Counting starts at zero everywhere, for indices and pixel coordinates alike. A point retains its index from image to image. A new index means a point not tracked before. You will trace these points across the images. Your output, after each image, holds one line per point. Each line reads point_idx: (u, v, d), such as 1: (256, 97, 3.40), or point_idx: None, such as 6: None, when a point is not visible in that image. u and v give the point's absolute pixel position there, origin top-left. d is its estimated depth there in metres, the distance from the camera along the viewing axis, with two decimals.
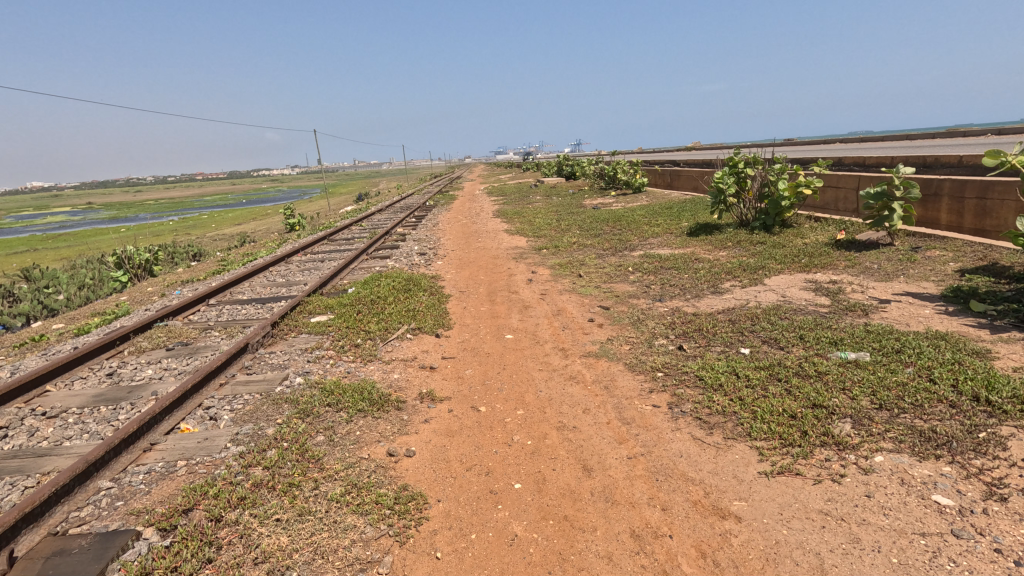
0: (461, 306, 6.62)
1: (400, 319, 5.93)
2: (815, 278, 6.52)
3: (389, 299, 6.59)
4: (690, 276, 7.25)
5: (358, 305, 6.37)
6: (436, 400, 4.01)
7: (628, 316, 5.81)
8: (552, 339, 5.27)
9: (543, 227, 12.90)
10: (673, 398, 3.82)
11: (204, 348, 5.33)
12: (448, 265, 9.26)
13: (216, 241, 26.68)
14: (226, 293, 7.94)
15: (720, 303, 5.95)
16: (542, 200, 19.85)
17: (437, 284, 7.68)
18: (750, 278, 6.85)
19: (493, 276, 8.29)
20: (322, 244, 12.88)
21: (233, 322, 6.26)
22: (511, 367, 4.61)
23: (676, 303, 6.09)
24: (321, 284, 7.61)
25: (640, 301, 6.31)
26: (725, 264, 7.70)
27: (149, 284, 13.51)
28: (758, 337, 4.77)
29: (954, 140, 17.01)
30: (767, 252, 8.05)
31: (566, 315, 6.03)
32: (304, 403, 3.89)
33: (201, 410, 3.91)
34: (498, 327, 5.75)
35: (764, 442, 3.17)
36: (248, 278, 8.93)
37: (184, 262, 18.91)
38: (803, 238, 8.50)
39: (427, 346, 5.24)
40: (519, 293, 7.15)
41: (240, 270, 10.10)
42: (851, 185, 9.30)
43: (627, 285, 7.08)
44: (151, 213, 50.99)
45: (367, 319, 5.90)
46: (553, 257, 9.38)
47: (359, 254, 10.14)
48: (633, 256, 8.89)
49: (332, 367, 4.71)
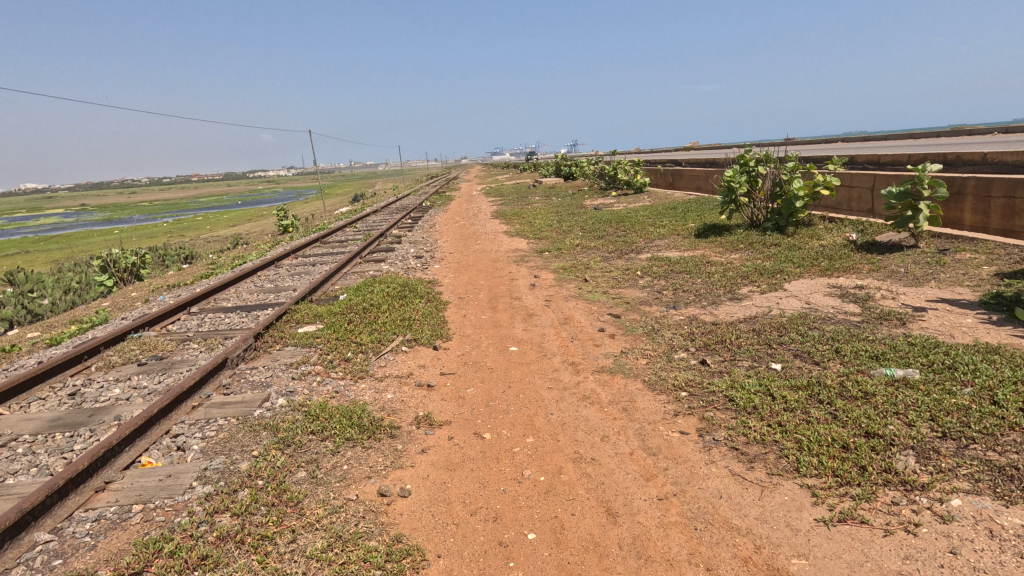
0: (460, 314, 6.17)
1: (394, 329, 5.48)
2: (839, 283, 6.10)
3: (383, 307, 6.14)
4: (703, 281, 6.82)
5: (350, 314, 5.91)
6: (434, 426, 3.56)
7: (641, 325, 5.37)
8: (560, 352, 4.82)
9: (544, 228, 12.45)
10: (703, 424, 3.38)
11: (180, 363, 4.86)
12: (447, 269, 8.81)
13: (208, 243, 26.11)
14: (210, 299, 7.46)
15: (740, 311, 5.52)
16: (541, 200, 19.38)
17: (434, 290, 7.22)
18: (768, 283, 6.42)
19: (494, 281, 7.84)
20: (315, 247, 12.41)
21: (215, 332, 5.79)
22: (518, 385, 4.17)
23: (693, 310, 5.66)
24: (311, 290, 7.13)
25: (653, 309, 5.87)
26: (740, 268, 7.27)
27: (135, 288, 12.98)
28: (788, 350, 4.34)
29: (962, 138, 16.62)
30: (783, 255, 7.62)
31: (574, 325, 5.59)
32: (284, 430, 3.43)
33: (167, 439, 3.45)
34: (500, 337, 5.30)
35: (816, 480, 2.74)
36: (235, 283, 8.45)
37: (175, 265, 18.40)
38: (820, 239, 8.09)
39: (423, 360, 4.79)
40: (522, 300, 6.71)
41: (227, 275, 9.61)
42: (867, 184, 8.90)
43: (637, 291, 6.63)
44: (143, 214, 50.18)
45: (359, 329, 5.45)
46: (555, 260, 8.93)
47: (352, 258, 9.67)
48: (641, 259, 8.45)
49: (319, 385, 4.25)
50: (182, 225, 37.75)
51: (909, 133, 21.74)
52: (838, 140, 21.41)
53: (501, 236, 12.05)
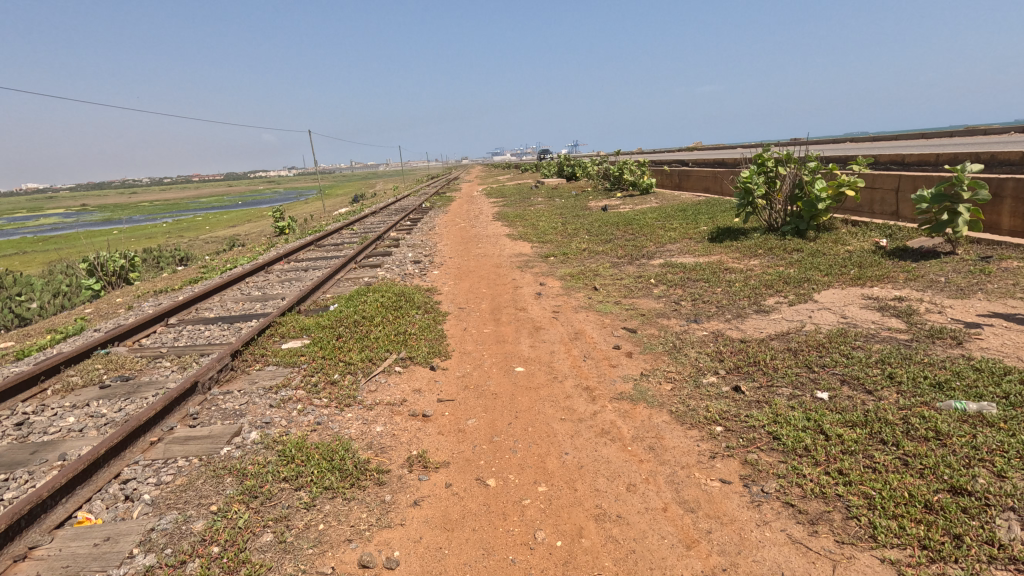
0: (460, 328, 5.66)
1: (388, 346, 4.96)
2: (875, 295, 5.58)
3: (376, 320, 5.61)
4: (724, 290, 6.28)
5: (339, 328, 5.38)
6: (430, 469, 3.04)
7: (661, 342, 4.85)
8: (573, 374, 4.30)
9: (549, 231, 11.91)
10: (748, 471, 2.85)
11: (147, 385, 4.34)
12: (447, 276, 8.30)
13: (205, 244, 25.56)
14: (192, 309, 6.94)
15: (770, 326, 5.00)
16: (544, 202, 18.85)
17: (433, 299, 6.71)
18: (796, 294, 5.90)
19: (497, 289, 7.34)
20: (309, 251, 11.87)
21: (190, 348, 5.26)
22: (526, 416, 3.65)
23: (717, 325, 5.14)
24: (299, 300, 6.61)
25: (672, 323, 5.36)
26: (761, 276, 6.76)
27: (124, 291, 12.48)
28: (833, 375, 3.82)
29: (978, 137, 16.10)
30: (807, 262, 7.10)
31: (586, 341, 5.07)
32: (253, 476, 2.91)
33: (115, 485, 2.93)
34: (505, 356, 4.79)
35: (899, 553, 2.21)
36: (220, 290, 7.92)
37: (169, 267, 17.91)
38: (845, 244, 7.56)
39: (419, 383, 4.28)
40: (528, 311, 6.19)
41: (215, 282, 9.10)
42: (891, 185, 8.48)
43: (653, 302, 6.12)
44: (142, 215, 49.70)
45: (349, 346, 4.92)
46: (562, 266, 8.40)
47: (347, 263, 9.16)
48: (654, 265, 7.92)
49: (299, 415, 3.73)
50: (179, 225, 37.18)
51: (918, 133, 21.18)
52: (848, 140, 20.94)
53: (503, 239, 11.55)
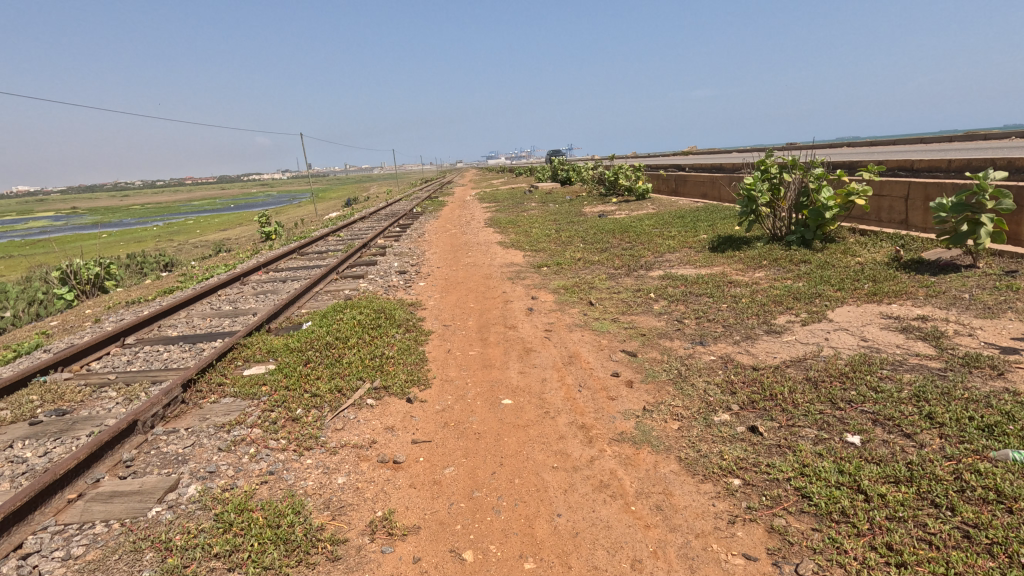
0: (444, 350, 5.17)
1: (360, 373, 4.45)
2: (895, 313, 5.14)
3: (350, 342, 5.10)
4: (730, 307, 5.81)
5: (308, 351, 4.86)
6: (397, 539, 2.55)
7: (664, 369, 4.38)
8: (566, 409, 3.81)
9: (542, 239, 11.42)
10: (776, 543, 2.37)
11: (83, 422, 3.81)
12: (433, 288, 7.80)
13: (191, 249, 24.85)
14: (154, 326, 6.40)
15: (783, 350, 4.54)
16: (537, 207, 18.38)
17: (416, 316, 6.22)
18: (808, 311, 5.45)
19: (486, 303, 6.86)
20: (291, 259, 11.30)
21: (142, 374, 4.73)
22: (512, 464, 3.16)
23: (725, 349, 4.66)
24: (270, 317, 6.09)
25: (675, 345, 4.89)
26: (769, 290, 6.31)
27: (97, 301, 11.87)
28: (863, 413, 3.36)
29: (976, 142, 15.79)
30: (816, 274, 6.65)
31: (580, 366, 4.59)
32: (180, 551, 2.40)
33: (12, 562, 2.41)
34: (491, 384, 4.30)
35: None
36: (189, 304, 7.39)
37: (151, 274, 17.27)
38: (856, 256, 7.12)
39: (393, 419, 3.78)
40: (518, 330, 5.70)
41: (187, 294, 8.55)
42: (900, 193, 8.17)
43: (653, 320, 5.65)
44: (130, 218, 48.84)
45: (317, 374, 4.40)
46: (556, 278, 7.90)
47: (328, 273, 8.64)
48: (653, 277, 7.45)
49: (251, 462, 3.22)
50: (167, 228, 36.34)
51: (914, 136, 20.74)
52: (845, 143, 20.64)
53: (495, 248, 11.06)
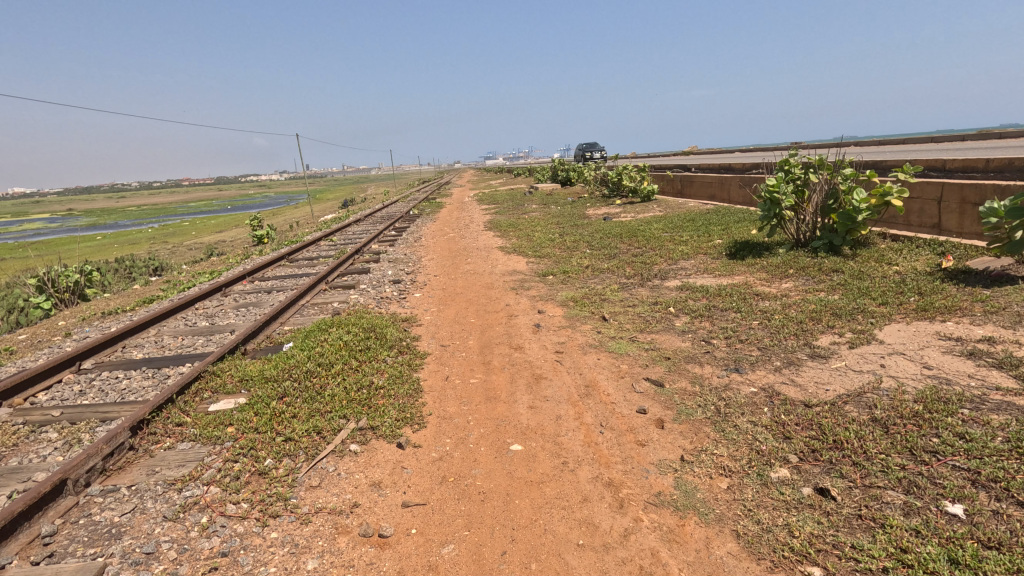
0: (442, 377, 4.54)
1: (344, 411, 3.81)
2: (954, 333, 4.52)
3: (335, 369, 4.47)
4: (762, 325, 5.19)
5: (285, 382, 4.22)
6: None
7: (699, 404, 3.75)
8: (588, 459, 3.19)
9: (545, 244, 10.80)
10: None
11: (6, 476, 3.16)
12: (430, 300, 7.17)
13: (181, 253, 24.13)
14: (119, 345, 5.74)
15: (835, 380, 3.91)
16: (538, 209, 17.77)
17: (411, 334, 5.59)
18: (852, 330, 4.83)
19: (489, 318, 6.23)
20: (278, 266, 10.61)
21: (92, 409, 4.07)
22: (527, 540, 2.53)
23: (766, 379, 4.04)
24: (247, 337, 5.43)
25: (707, 373, 4.26)
26: (802, 304, 5.69)
27: (75, 311, 11.21)
28: (957, 470, 2.73)
29: (991, 141, 15.24)
30: (851, 286, 6.03)
31: (600, 399, 3.96)
32: None
33: None
34: (498, 425, 3.66)
35: None
36: (162, 319, 6.73)
37: (138, 279, 16.61)
38: (892, 264, 6.51)
39: (380, 472, 3.15)
40: (525, 351, 5.07)
41: (164, 306, 7.89)
42: (932, 195, 7.60)
43: (676, 340, 5.03)
44: (124, 220, 48.13)
45: (293, 411, 3.77)
46: (563, 288, 7.29)
47: (317, 283, 7.99)
48: (670, 288, 6.83)
49: (201, 538, 2.59)
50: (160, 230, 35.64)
51: (923, 135, 20.09)
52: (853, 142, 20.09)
53: (496, 253, 10.43)
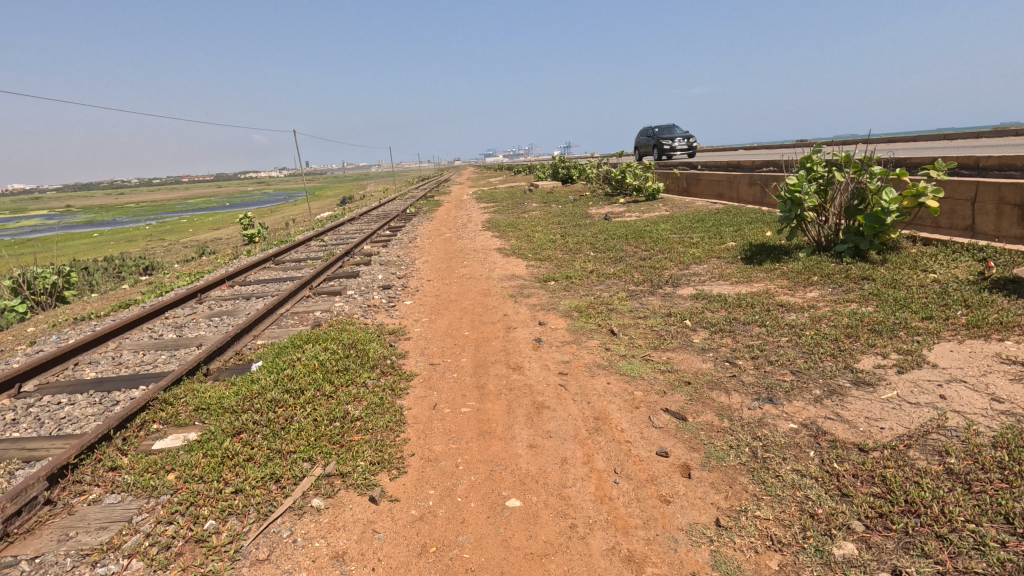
0: (429, 405, 3.95)
1: (310, 453, 3.21)
2: (1018, 354, 3.92)
3: (305, 396, 3.87)
4: (792, 343, 4.59)
5: (246, 413, 3.63)
6: None
7: (732, 446, 3.15)
8: (602, 522, 2.60)
9: (546, 245, 10.23)
10: None
11: None
12: (421, 308, 6.60)
13: (170, 251, 23.55)
14: (70, 362, 5.12)
15: (890, 414, 3.32)
16: (538, 208, 17.18)
17: (397, 351, 5.01)
18: (898, 350, 4.23)
19: (485, 330, 5.64)
20: (263, 269, 9.99)
21: (19, 445, 3.47)
22: None
23: (807, 412, 3.44)
24: (211, 354, 4.82)
25: (735, 403, 3.66)
26: (833, 317, 5.10)
27: (49, 315, 10.60)
28: None
29: (1008, 138, 14.63)
30: (886, 296, 5.45)
31: (612, 437, 3.35)
32: None
33: None
34: (493, 472, 3.06)
35: None
36: (125, 330, 6.12)
37: (123, 279, 16.03)
38: (928, 271, 5.93)
39: (346, 539, 2.56)
40: (524, 372, 4.48)
41: (133, 314, 7.27)
42: (965, 195, 7.00)
43: (696, 360, 4.44)
44: (118, 217, 47.63)
45: (248, 454, 3.17)
46: (565, 296, 6.71)
47: (299, 290, 7.38)
48: (683, 297, 6.23)
49: None
50: (153, 227, 34.82)
51: (938, 131, 19.25)
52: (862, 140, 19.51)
53: (493, 255, 9.87)
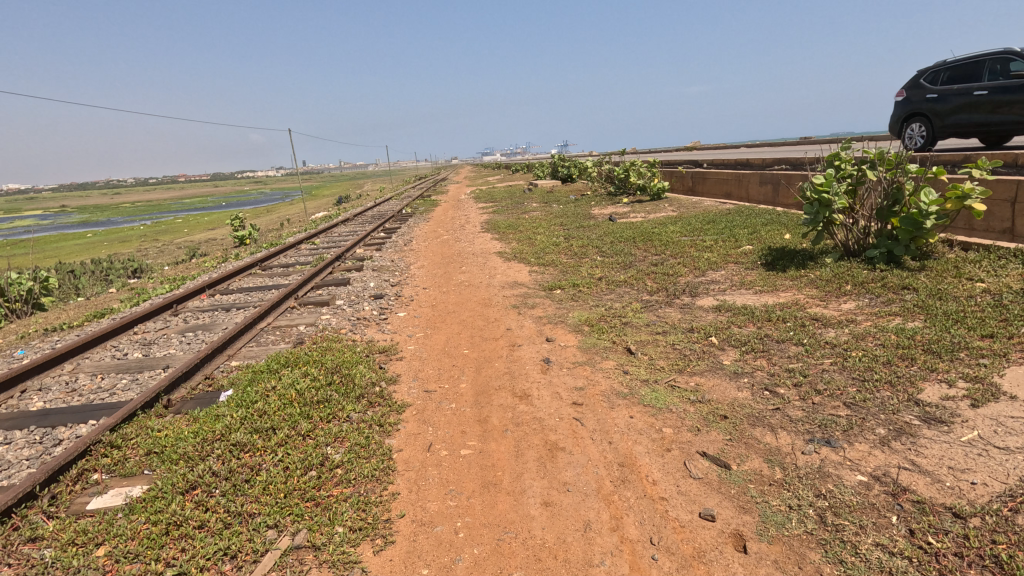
0: (423, 447, 3.36)
1: (278, 516, 2.63)
2: None
3: (276, 440, 3.27)
4: (838, 368, 4.01)
5: (203, 462, 3.03)
6: None
7: (793, 507, 2.58)
8: None
9: (549, 248, 9.64)
10: None
11: None
12: (415, 322, 5.99)
13: (161, 252, 22.90)
14: (15, 391, 4.49)
15: (980, 463, 2.73)
16: (538, 208, 16.60)
17: (387, 375, 4.40)
18: (964, 376, 3.64)
19: (486, 349, 5.05)
20: (248, 275, 9.36)
21: None
22: None
23: (876, 461, 2.86)
24: (174, 383, 4.19)
25: (788, 448, 3.08)
26: (878, 334, 4.52)
27: (22, 324, 10.00)
28: None
29: None
30: (932, 308, 4.89)
31: (645, 494, 2.77)
32: None
33: None
34: (500, 544, 2.48)
35: None
36: (85, 348, 5.48)
37: (107, 282, 15.42)
38: (974, 280, 5.38)
39: None
40: (533, 402, 3.89)
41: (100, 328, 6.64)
42: (1006, 194, 6.44)
43: (730, 388, 3.86)
44: (109, 217, 46.89)
45: (200, 519, 2.59)
46: (574, 308, 6.11)
47: (283, 301, 6.75)
48: (704, 309, 5.65)
49: None
50: (146, 228, 34.22)
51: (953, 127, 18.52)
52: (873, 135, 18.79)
53: (494, 260, 9.27)
